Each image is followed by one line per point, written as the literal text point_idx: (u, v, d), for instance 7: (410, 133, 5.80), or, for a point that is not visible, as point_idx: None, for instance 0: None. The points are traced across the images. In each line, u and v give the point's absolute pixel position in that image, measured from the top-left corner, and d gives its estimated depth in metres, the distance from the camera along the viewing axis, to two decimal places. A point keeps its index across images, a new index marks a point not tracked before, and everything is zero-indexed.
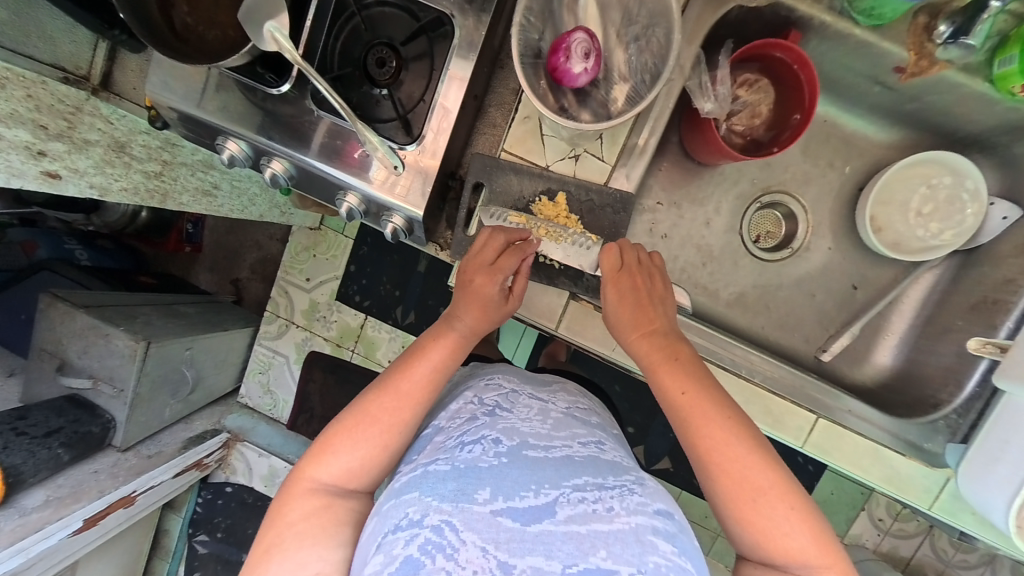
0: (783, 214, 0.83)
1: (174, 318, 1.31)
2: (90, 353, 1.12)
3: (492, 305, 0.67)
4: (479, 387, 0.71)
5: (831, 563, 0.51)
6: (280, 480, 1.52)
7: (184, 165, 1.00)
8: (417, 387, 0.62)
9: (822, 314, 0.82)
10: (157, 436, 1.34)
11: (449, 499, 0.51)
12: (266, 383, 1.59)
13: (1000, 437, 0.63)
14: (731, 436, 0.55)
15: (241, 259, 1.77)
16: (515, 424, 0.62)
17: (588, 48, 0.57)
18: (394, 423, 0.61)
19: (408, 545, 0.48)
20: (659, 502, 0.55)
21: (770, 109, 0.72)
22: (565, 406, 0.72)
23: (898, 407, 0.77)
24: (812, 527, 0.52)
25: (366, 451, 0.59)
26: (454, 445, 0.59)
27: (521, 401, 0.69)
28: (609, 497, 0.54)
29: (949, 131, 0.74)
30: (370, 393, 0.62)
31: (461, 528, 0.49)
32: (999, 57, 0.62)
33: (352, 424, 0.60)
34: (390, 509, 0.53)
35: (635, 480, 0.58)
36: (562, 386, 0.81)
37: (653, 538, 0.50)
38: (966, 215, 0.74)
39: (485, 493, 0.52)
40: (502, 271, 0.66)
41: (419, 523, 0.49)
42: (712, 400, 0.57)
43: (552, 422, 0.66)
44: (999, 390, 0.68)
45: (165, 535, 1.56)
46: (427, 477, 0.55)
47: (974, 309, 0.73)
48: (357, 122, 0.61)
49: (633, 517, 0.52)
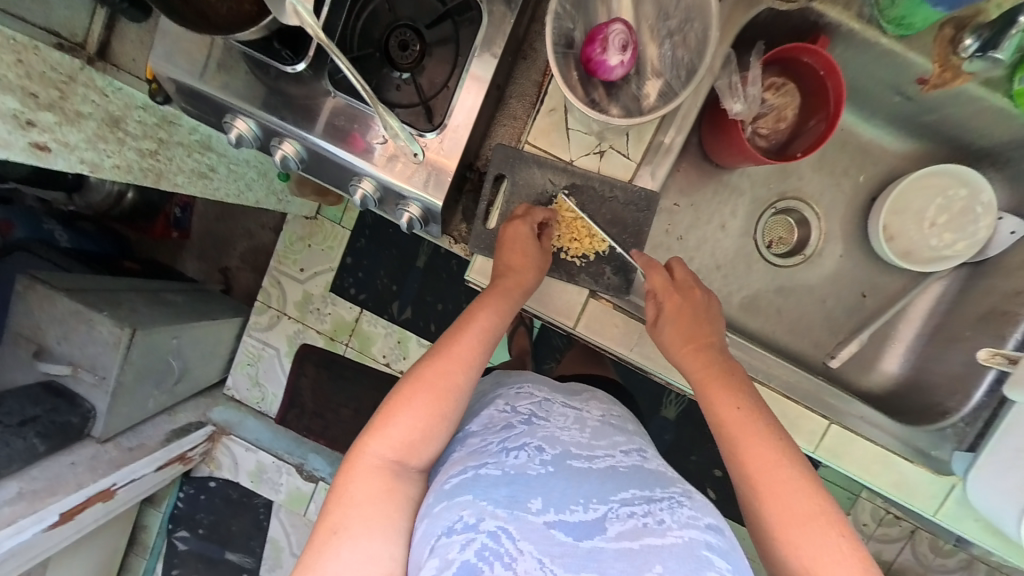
0: (796, 220, 0.83)
1: (161, 306, 1.25)
2: (71, 340, 1.06)
3: (528, 253, 0.66)
4: (510, 394, 0.69)
5: None
6: (268, 476, 1.47)
7: (180, 144, 0.95)
8: (472, 350, 0.60)
9: (832, 320, 0.83)
10: (139, 428, 1.28)
11: (503, 506, 0.51)
12: (254, 376, 1.52)
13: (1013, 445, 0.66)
14: (787, 477, 0.53)
15: (231, 247, 1.70)
16: (556, 433, 0.62)
17: (625, 40, 0.56)
18: (447, 388, 0.58)
19: (464, 550, 0.48)
20: (709, 517, 0.53)
21: (795, 114, 0.72)
22: (599, 414, 0.72)
23: (906, 413, 0.78)
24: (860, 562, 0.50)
25: (420, 422, 0.57)
26: (498, 449, 0.58)
27: (556, 409, 0.68)
28: (659, 510, 0.53)
29: (964, 144, 0.76)
30: (425, 361, 0.60)
31: (517, 537, 0.49)
32: (1021, 73, 0.63)
33: (402, 395, 0.58)
34: (442, 511, 0.52)
35: (682, 492, 0.56)
36: (590, 394, 0.79)
37: (709, 553, 0.49)
38: (978, 227, 0.76)
39: (537, 504, 0.52)
40: (530, 220, 0.67)
41: (475, 527, 0.49)
42: (759, 418, 0.57)
43: (590, 431, 0.66)
44: (1007, 400, 0.70)
45: (143, 530, 1.51)
46: (479, 480, 0.54)
47: (983, 319, 0.75)
48: (379, 106, 0.57)
49: (685, 531, 0.51)
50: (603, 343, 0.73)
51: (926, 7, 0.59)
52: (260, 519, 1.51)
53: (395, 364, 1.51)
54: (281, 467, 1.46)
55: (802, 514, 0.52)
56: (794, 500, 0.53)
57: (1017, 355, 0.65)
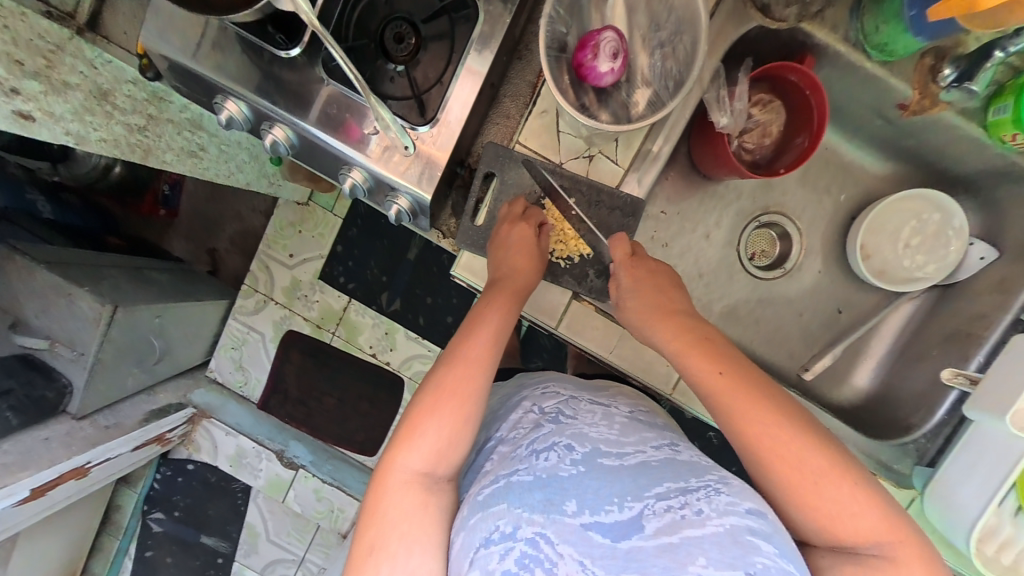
0: (778, 234, 0.85)
1: (144, 284, 1.24)
2: (49, 314, 1.05)
3: (533, 258, 0.67)
4: (536, 395, 0.72)
5: (904, 541, 0.50)
6: (248, 462, 1.46)
7: (171, 121, 0.93)
8: (484, 352, 0.61)
9: (808, 334, 0.86)
10: (117, 407, 1.26)
11: (539, 510, 0.52)
12: (238, 360, 1.51)
13: (966, 461, 0.69)
14: (790, 435, 0.53)
15: (220, 229, 1.68)
16: (584, 430, 0.63)
17: (616, 48, 0.57)
18: (469, 391, 0.59)
19: (504, 559, 0.49)
20: (750, 501, 0.51)
21: (780, 130, 0.74)
22: (627, 409, 0.72)
23: (874, 427, 0.81)
24: (879, 505, 0.51)
25: (448, 429, 0.57)
26: (528, 455, 0.60)
27: (584, 406, 0.69)
28: (695, 500, 0.52)
29: (941, 169, 0.78)
30: (443, 368, 0.61)
31: (556, 541, 0.50)
32: (994, 104, 0.66)
33: (428, 405, 0.58)
34: (478, 522, 0.53)
35: (718, 479, 0.55)
36: (618, 389, 0.80)
37: (753, 538, 0.48)
38: (949, 249, 0.79)
39: (572, 506, 0.53)
40: (535, 220, 0.69)
41: (513, 536, 0.50)
42: (748, 378, 0.57)
43: (619, 426, 0.66)
44: (966, 418, 0.73)
45: (117, 510, 1.48)
46: (512, 488, 0.55)
47: (949, 339, 0.78)
48: (371, 96, 0.58)
49: (725, 518, 0.50)
50: (584, 343, 0.75)
51: (907, 35, 0.62)
52: (238, 503, 1.50)
53: (381, 355, 1.49)
54: (261, 453, 1.45)
55: (813, 467, 0.52)
56: (801, 455, 0.52)
57: (978, 377, 0.70)
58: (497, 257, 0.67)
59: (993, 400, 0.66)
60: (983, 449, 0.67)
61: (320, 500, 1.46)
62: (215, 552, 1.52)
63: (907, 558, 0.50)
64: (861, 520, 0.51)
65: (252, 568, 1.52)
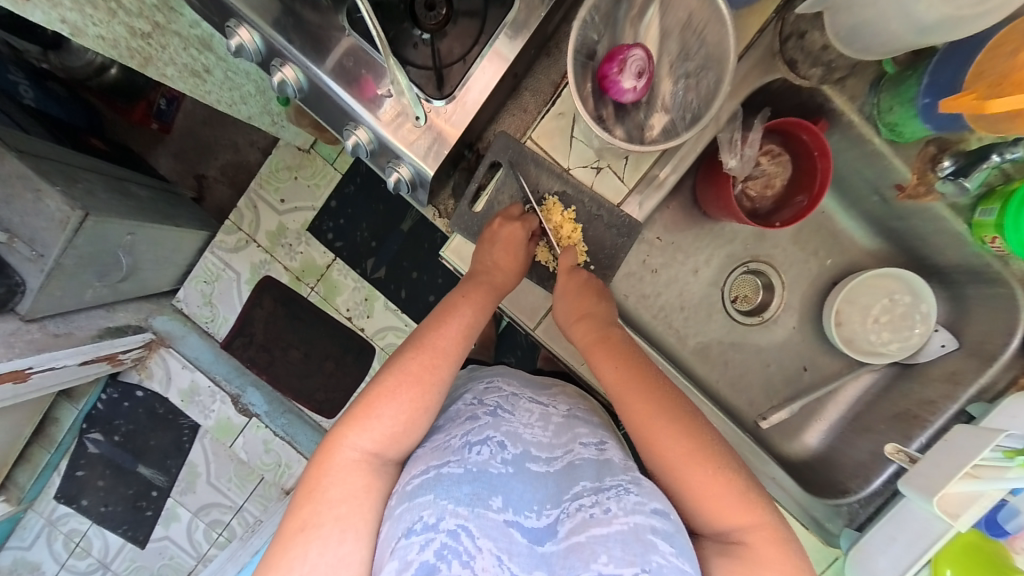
0: (763, 283, 0.88)
1: (122, 196, 1.19)
2: (12, 206, 0.99)
3: (517, 258, 0.69)
4: (479, 389, 0.72)
5: (763, 525, 0.54)
6: (200, 399, 1.42)
7: (177, 34, 0.86)
8: (455, 342, 0.64)
9: (770, 384, 0.89)
10: (70, 317, 1.21)
11: (465, 503, 0.52)
12: (207, 295, 1.44)
13: (888, 533, 0.73)
14: (675, 434, 0.57)
15: (213, 156, 1.61)
16: (518, 430, 0.64)
17: (642, 68, 0.60)
18: (435, 380, 0.61)
19: (423, 550, 0.48)
20: (656, 501, 0.54)
21: (783, 184, 0.76)
22: (565, 410, 0.74)
23: (814, 485, 0.86)
24: (741, 490, 0.55)
25: (407, 414, 0.59)
26: (461, 446, 0.60)
27: (522, 404, 0.70)
28: (607, 499, 0.54)
29: (922, 255, 0.83)
30: (408, 352, 0.62)
31: (477, 534, 0.50)
32: (982, 205, 0.70)
33: (391, 388, 0.59)
34: (404, 512, 0.52)
35: (631, 479, 0.57)
36: (560, 389, 0.82)
37: (653, 538, 0.50)
38: (913, 332, 0.82)
39: (498, 501, 0.54)
40: (529, 224, 0.69)
41: (435, 527, 0.49)
42: (645, 381, 0.61)
43: (553, 428, 0.68)
44: (898, 492, 0.78)
45: (53, 424, 1.45)
46: (441, 479, 0.55)
47: (897, 418, 0.83)
48: (390, 57, 0.58)
49: (631, 517, 0.51)
50: (557, 350, 0.76)
51: (917, 122, 0.67)
52: (182, 440, 1.48)
53: (357, 320, 1.47)
54: (216, 393, 1.41)
55: (685, 457, 0.56)
56: (677, 447, 0.57)
57: (917, 456, 0.75)
58: (484, 247, 0.69)
59: (926, 482, 0.70)
60: (903, 525, 0.72)
61: (268, 452, 1.43)
62: (148, 484, 1.49)
63: (766, 542, 0.53)
64: (726, 501, 0.54)
65: (184, 507, 1.50)
